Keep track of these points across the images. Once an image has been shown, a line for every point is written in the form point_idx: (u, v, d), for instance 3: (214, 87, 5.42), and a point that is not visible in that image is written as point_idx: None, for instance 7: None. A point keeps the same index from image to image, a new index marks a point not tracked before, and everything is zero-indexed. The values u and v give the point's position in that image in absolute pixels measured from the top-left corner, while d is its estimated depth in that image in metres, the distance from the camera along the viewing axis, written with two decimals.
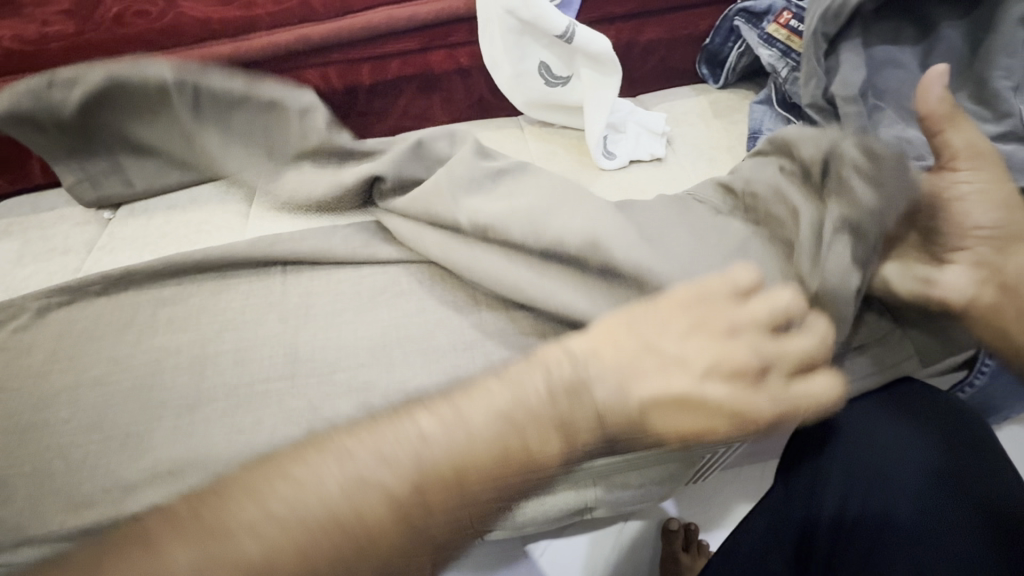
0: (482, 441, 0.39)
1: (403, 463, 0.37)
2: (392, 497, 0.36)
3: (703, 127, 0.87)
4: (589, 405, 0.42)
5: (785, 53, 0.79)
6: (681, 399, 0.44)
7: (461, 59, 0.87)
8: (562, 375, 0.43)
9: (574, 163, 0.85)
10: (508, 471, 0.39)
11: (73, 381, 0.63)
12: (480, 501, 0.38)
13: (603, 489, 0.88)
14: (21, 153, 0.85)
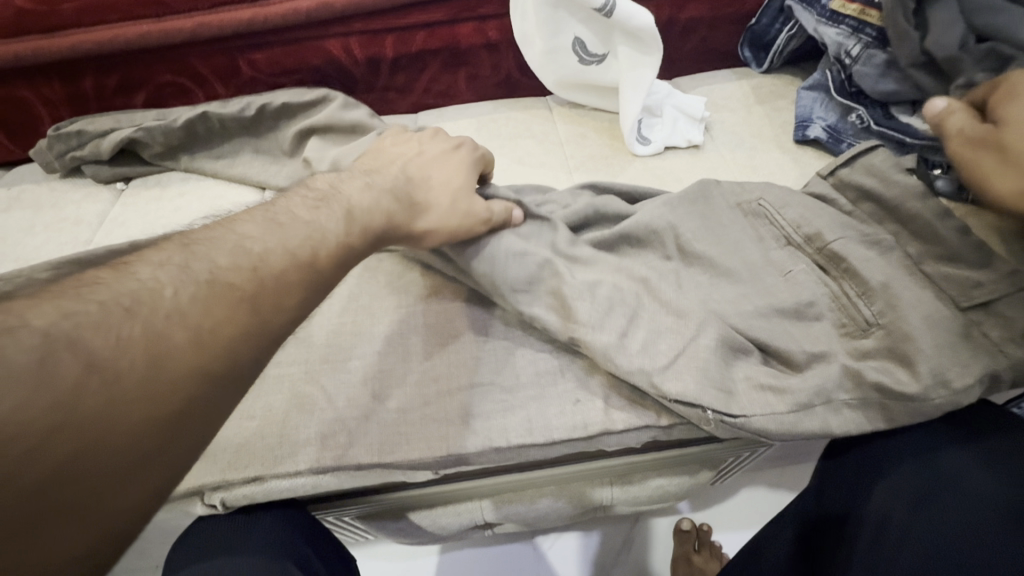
0: (68, 294, 0.32)
1: (81, 305, 0.31)
2: (92, 362, 0.29)
3: (744, 113, 0.82)
4: (333, 222, 0.44)
5: (857, 29, 0.69)
6: (280, 241, 0.40)
7: (489, 33, 0.82)
8: (306, 224, 0.43)
9: (604, 148, 0.80)
10: (267, 282, 0.37)
11: None
12: (187, 348, 0.32)
13: (618, 485, 0.85)
14: (34, 119, 0.83)
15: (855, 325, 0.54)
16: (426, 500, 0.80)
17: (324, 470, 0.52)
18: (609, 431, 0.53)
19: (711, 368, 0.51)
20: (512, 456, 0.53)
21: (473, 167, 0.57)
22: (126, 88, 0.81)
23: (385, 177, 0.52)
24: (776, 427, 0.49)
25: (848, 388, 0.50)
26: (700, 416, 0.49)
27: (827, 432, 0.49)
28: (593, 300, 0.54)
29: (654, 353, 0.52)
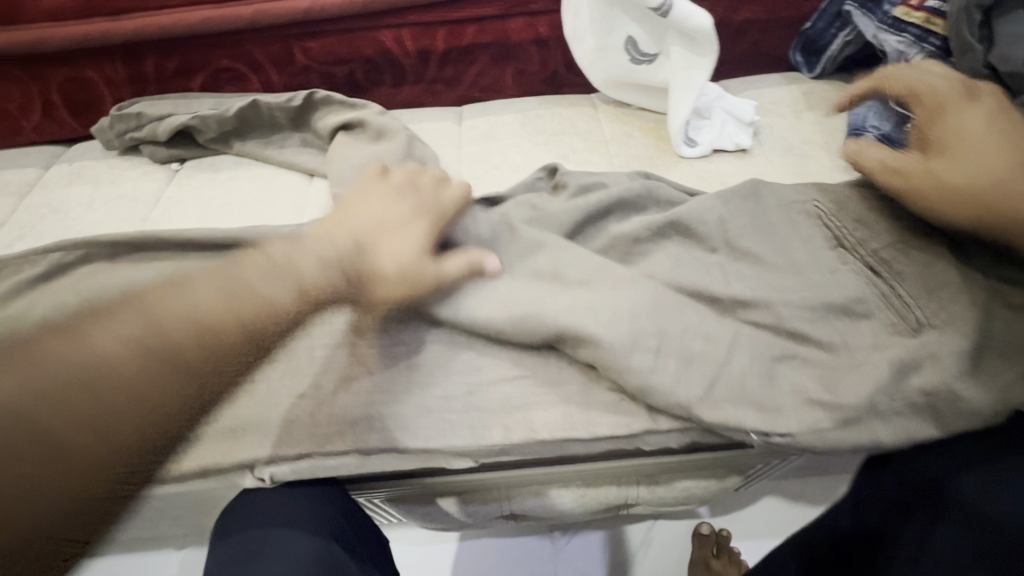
0: (28, 362, 0.34)
1: (46, 366, 0.34)
2: (46, 440, 0.33)
3: (794, 118, 0.81)
4: (284, 291, 0.45)
5: (921, 39, 0.68)
6: (232, 304, 0.42)
7: (540, 29, 0.83)
8: (260, 279, 0.45)
9: (650, 148, 0.80)
10: (223, 343, 0.41)
11: None
12: (148, 403, 0.37)
13: (644, 486, 0.85)
14: (96, 98, 0.86)
15: (906, 323, 0.52)
16: (455, 488, 0.81)
17: (371, 451, 0.53)
18: (653, 430, 0.53)
19: (755, 384, 0.50)
20: (552, 450, 0.53)
21: (432, 223, 0.54)
22: (185, 71, 0.84)
23: (333, 239, 0.50)
24: (821, 444, 0.48)
25: (899, 396, 0.48)
26: (743, 437, 0.50)
27: (877, 445, 0.48)
28: (625, 329, 0.52)
29: (695, 379, 0.51)
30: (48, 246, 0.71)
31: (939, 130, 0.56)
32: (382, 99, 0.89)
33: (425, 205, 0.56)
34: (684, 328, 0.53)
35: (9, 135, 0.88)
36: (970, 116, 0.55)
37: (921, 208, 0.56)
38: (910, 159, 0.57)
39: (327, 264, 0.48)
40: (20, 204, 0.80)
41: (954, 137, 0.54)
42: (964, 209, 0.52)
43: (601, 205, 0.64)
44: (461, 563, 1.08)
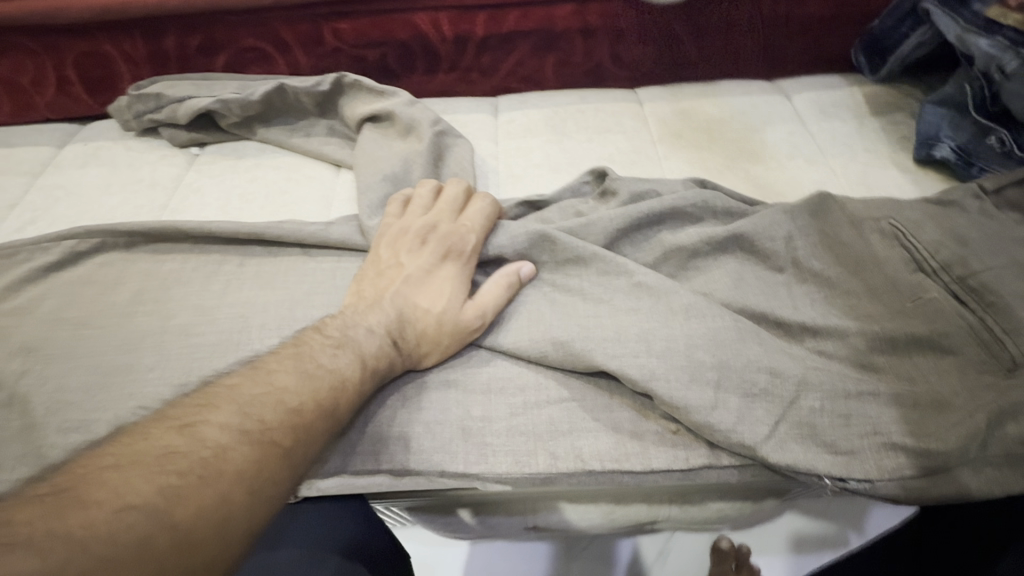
0: (153, 461, 0.34)
1: (154, 462, 0.34)
2: (180, 534, 0.31)
3: (857, 124, 0.75)
4: (349, 363, 0.47)
5: (1016, 43, 0.61)
6: (310, 387, 0.43)
7: (587, 17, 0.78)
8: (326, 361, 0.46)
9: (702, 149, 0.74)
10: (309, 417, 0.42)
11: (158, 326, 0.59)
12: (253, 479, 0.36)
13: (675, 505, 0.81)
14: (113, 75, 0.81)
15: (998, 359, 0.47)
16: (477, 501, 0.77)
17: (403, 472, 0.50)
18: (712, 465, 0.49)
19: (830, 427, 0.46)
20: (602, 481, 0.49)
21: (469, 277, 0.56)
22: (209, 50, 0.79)
23: (380, 309, 0.52)
24: (902, 493, 0.44)
25: (994, 447, 0.44)
26: (814, 482, 0.46)
27: (963, 496, 0.44)
28: (683, 358, 0.48)
29: (758, 419, 0.46)
30: (62, 232, 0.67)
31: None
32: (414, 86, 0.84)
33: (458, 258, 0.57)
34: (753, 357, 0.48)
35: (22, 110, 0.84)
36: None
37: None
38: None
39: (377, 330, 0.50)
40: (33, 184, 0.76)
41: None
42: None
43: (655, 213, 0.59)
44: (473, 567, 1.05)
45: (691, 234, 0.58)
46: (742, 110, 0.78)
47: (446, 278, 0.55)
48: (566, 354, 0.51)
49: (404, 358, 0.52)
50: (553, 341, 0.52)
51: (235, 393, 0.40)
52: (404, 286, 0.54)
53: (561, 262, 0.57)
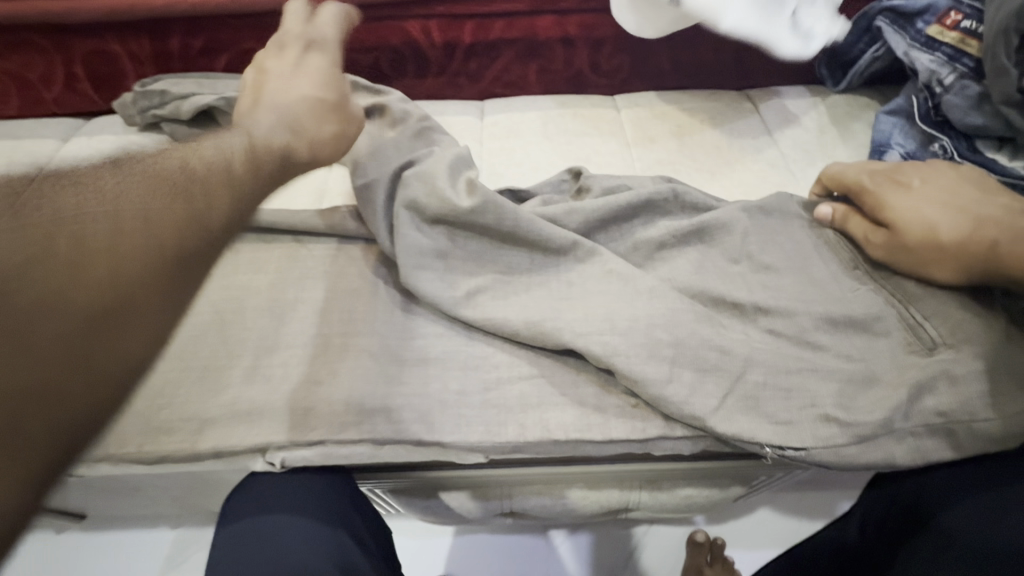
0: (42, 204, 0.35)
1: (43, 207, 0.35)
2: (83, 244, 0.33)
3: (817, 132, 0.80)
4: (242, 145, 0.45)
5: (953, 58, 0.68)
6: (205, 151, 0.44)
7: (568, 27, 0.83)
8: (212, 143, 0.45)
9: (672, 152, 0.79)
10: (209, 169, 0.41)
11: None
12: (153, 210, 0.37)
13: (647, 490, 0.85)
14: (119, 72, 0.86)
15: (920, 341, 0.55)
16: (458, 482, 0.81)
17: (385, 442, 0.53)
18: (667, 436, 0.53)
19: (771, 406, 0.51)
20: (568, 450, 0.53)
21: (331, 70, 0.54)
22: (211, 51, 0.84)
23: (266, 99, 0.51)
24: (835, 460, 0.50)
25: (914, 418, 0.50)
26: (757, 449, 0.51)
27: (889, 463, 0.50)
28: (640, 341, 0.53)
29: (705, 394, 0.51)
30: None
31: (891, 216, 0.58)
32: (405, 89, 0.89)
33: (315, 45, 0.56)
34: (705, 336, 0.54)
35: (29, 105, 0.88)
36: (933, 179, 0.60)
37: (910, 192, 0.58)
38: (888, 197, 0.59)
39: (254, 117, 0.49)
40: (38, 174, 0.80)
41: (903, 218, 0.57)
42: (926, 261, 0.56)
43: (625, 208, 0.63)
44: (456, 557, 1.08)
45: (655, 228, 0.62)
46: (712, 117, 0.84)
47: (316, 68, 0.53)
48: (536, 335, 0.55)
49: (300, 143, 0.49)
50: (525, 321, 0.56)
51: (129, 166, 0.41)
52: (272, 80, 0.53)
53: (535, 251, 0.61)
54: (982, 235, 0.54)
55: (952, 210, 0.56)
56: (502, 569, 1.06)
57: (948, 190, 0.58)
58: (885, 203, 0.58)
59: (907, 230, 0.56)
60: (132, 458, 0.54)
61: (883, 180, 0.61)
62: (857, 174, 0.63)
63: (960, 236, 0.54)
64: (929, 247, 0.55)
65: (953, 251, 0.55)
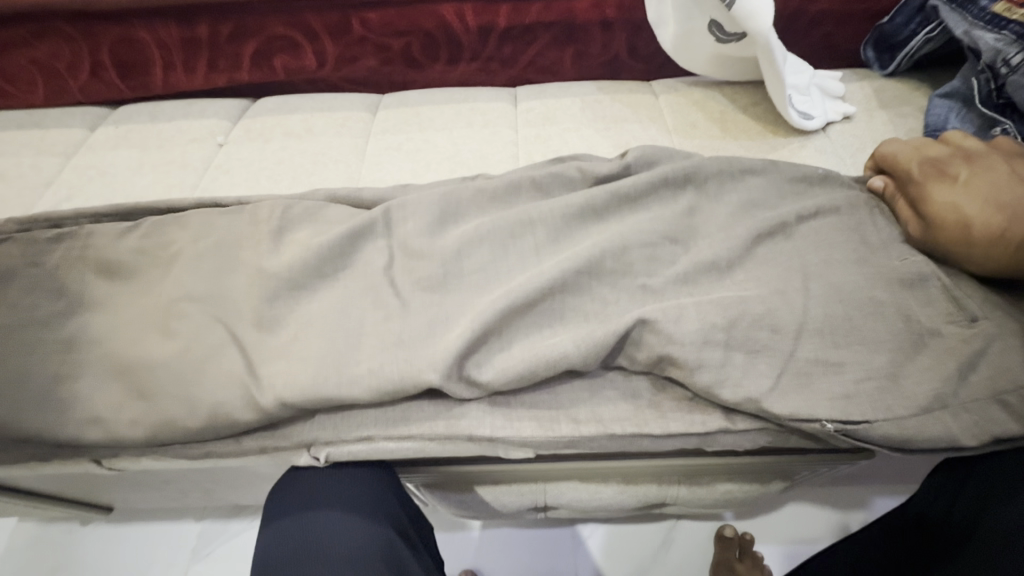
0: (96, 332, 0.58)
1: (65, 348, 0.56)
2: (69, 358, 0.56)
3: (866, 116, 0.77)
4: None
5: (1021, 37, 0.63)
6: None
7: (606, 10, 0.80)
8: None
9: (715, 138, 0.77)
10: None
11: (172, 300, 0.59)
12: None
13: (685, 485, 0.83)
14: (145, 60, 0.84)
15: (961, 313, 0.53)
16: (492, 477, 0.80)
17: (434, 436, 0.52)
18: (727, 429, 0.51)
19: (828, 385, 0.50)
20: (623, 444, 0.52)
21: None
22: (239, 37, 0.81)
23: None
24: (900, 435, 0.48)
25: (970, 397, 0.49)
26: (817, 428, 0.49)
27: (956, 446, 0.48)
28: (694, 334, 0.50)
29: (758, 375, 0.50)
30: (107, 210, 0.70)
31: (928, 212, 0.56)
32: (436, 76, 0.88)
33: None
34: (756, 317, 0.52)
35: (56, 95, 0.87)
36: (992, 170, 0.55)
37: (958, 181, 0.56)
38: (934, 183, 0.57)
39: None
40: (67, 164, 0.79)
41: (935, 213, 0.55)
42: (959, 255, 0.54)
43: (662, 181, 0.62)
44: (483, 549, 1.07)
45: (705, 223, 0.60)
46: (755, 101, 0.81)
47: None
48: (582, 340, 0.51)
49: None
50: (575, 340, 0.51)
51: None
52: None
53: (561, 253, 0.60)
54: (1013, 236, 0.51)
55: (996, 206, 0.52)
56: (530, 562, 1.05)
57: (1002, 183, 0.54)
58: (925, 192, 0.57)
59: (940, 223, 0.55)
60: (182, 453, 0.54)
61: (931, 171, 0.58)
62: (907, 160, 0.61)
63: (991, 230, 0.52)
64: (957, 237, 0.53)
65: (982, 248, 0.52)
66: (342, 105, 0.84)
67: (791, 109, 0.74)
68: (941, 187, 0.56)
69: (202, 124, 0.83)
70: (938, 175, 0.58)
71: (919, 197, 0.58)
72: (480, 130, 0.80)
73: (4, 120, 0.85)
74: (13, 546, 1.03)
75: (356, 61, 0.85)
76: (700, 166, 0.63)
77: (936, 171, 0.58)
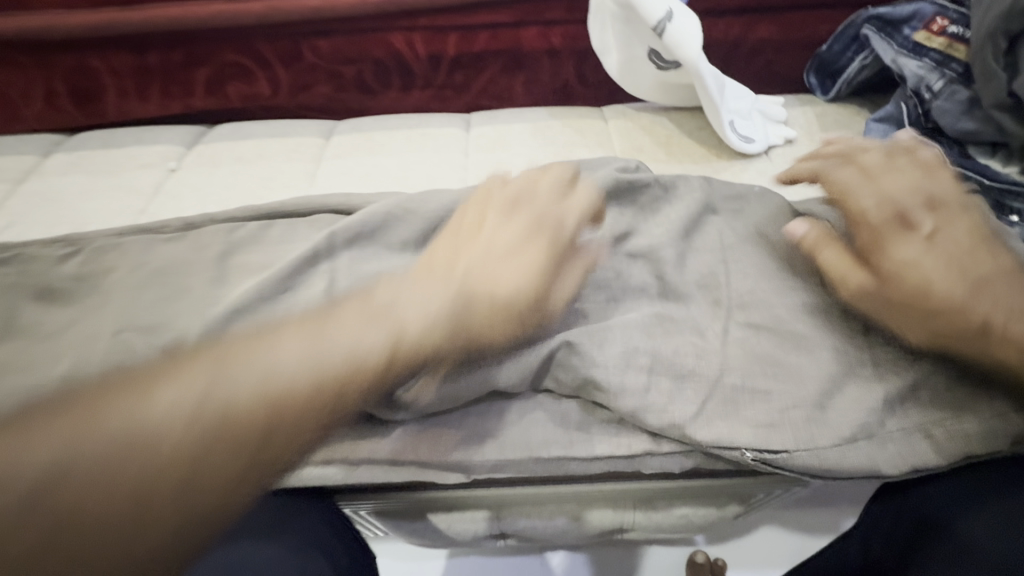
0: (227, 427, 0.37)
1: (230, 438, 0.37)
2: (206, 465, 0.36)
3: (806, 140, 0.79)
4: None
5: (940, 63, 0.68)
6: None
7: (553, 39, 0.82)
8: None
9: (660, 161, 0.78)
10: None
11: (104, 327, 0.59)
12: None
13: (642, 509, 0.81)
14: (98, 87, 0.85)
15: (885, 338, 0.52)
16: (445, 503, 0.78)
17: (360, 463, 0.51)
18: (653, 453, 0.51)
19: (755, 413, 0.50)
20: (551, 469, 0.51)
21: None
22: (193, 65, 0.83)
23: None
24: (819, 464, 0.48)
25: (891, 422, 0.49)
26: (738, 455, 0.49)
27: (879, 471, 0.48)
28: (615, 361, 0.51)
29: (683, 401, 0.50)
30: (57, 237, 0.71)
31: (889, 266, 0.48)
32: (390, 102, 0.89)
33: None
34: (681, 342, 0.52)
35: (11, 121, 0.87)
36: (950, 224, 0.51)
37: (917, 240, 0.49)
38: (896, 237, 0.50)
39: None
40: (15, 190, 0.79)
41: (903, 268, 0.48)
42: (910, 318, 0.48)
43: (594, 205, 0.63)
44: None
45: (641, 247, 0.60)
46: (700, 126, 0.83)
47: None
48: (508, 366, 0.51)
49: None
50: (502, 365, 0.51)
51: None
52: None
53: None
54: (979, 312, 0.46)
55: (952, 273, 0.47)
56: None
57: (953, 245, 0.49)
58: (880, 248, 0.50)
59: (900, 281, 0.48)
60: None
61: (890, 213, 0.52)
62: (861, 203, 0.53)
63: (950, 299, 0.46)
64: (917, 305, 0.47)
65: (938, 317, 0.47)
66: (295, 130, 0.85)
67: (732, 133, 0.76)
68: (899, 241, 0.50)
69: (155, 150, 0.84)
70: (877, 220, 0.51)
71: (873, 251, 0.50)
72: (431, 154, 0.81)
73: None
74: None
75: (309, 88, 0.86)
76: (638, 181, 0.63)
77: (884, 215, 0.52)
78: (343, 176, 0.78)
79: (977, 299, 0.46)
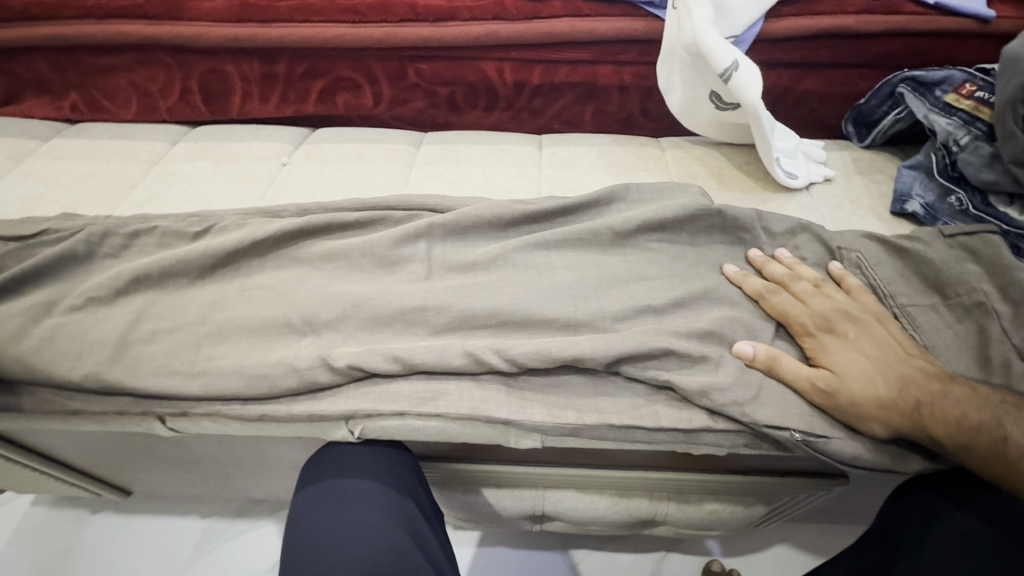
0: None
1: None
2: None
3: (844, 180, 0.89)
4: None
5: (967, 122, 0.79)
6: None
7: (624, 76, 0.94)
8: None
9: (712, 189, 0.89)
10: None
11: (241, 288, 0.70)
12: None
13: (674, 502, 0.89)
14: (225, 88, 0.98)
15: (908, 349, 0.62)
16: (497, 480, 0.86)
17: (459, 416, 0.60)
18: (710, 429, 0.60)
19: (801, 404, 0.60)
20: (619, 436, 0.60)
21: None
22: (310, 76, 0.96)
23: None
24: None
25: None
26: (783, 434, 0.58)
27: None
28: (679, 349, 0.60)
29: (744, 387, 0.60)
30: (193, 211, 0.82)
31: (828, 367, 0.61)
32: (473, 120, 1.01)
33: None
34: None
35: (144, 111, 1.00)
36: (871, 331, 0.63)
37: (859, 347, 0.62)
38: (838, 345, 0.62)
39: None
40: (150, 170, 0.92)
41: (841, 379, 0.59)
42: (862, 406, 0.58)
43: (659, 220, 0.74)
44: (476, 567, 1.10)
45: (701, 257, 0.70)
46: (748, 161, 0.93)
47: None
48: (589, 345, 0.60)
49: None
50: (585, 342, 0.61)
51: None
52: None
53: (581, 266, 0.71)
54: (911, 398, 0.57)
55: (889, 376, 0.58)
56: None
57: (881, 347, 0.61)
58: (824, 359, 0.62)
59: (846, 385, 0.59)
60: (235, 414, 0.63)
61: (821, 325, 0.64)
62: (804, 315, 0.65)
63: (886, 399, 0.57)
64: (869, 402, 0.58)
65: (884, 410, 0.57)
66: (391, 138, 0.98)
67: (779, 168, 0.86)
68: (842, 348, 0.62)
69: (269, 145, 0.96)
70: (834, 322, 0.64)
71: (823, 359, 0.62)
72: (510, 167, 0.93)
73: (97, 131, 0.98)
74: (25, 526, 1.05)
75: (407, 102, 0.98)
76: (699, 206, 0.74)
77: (838, 321, 0.64)
78: (434, 179, 0.90)
79: (913, 395, 0.57)
